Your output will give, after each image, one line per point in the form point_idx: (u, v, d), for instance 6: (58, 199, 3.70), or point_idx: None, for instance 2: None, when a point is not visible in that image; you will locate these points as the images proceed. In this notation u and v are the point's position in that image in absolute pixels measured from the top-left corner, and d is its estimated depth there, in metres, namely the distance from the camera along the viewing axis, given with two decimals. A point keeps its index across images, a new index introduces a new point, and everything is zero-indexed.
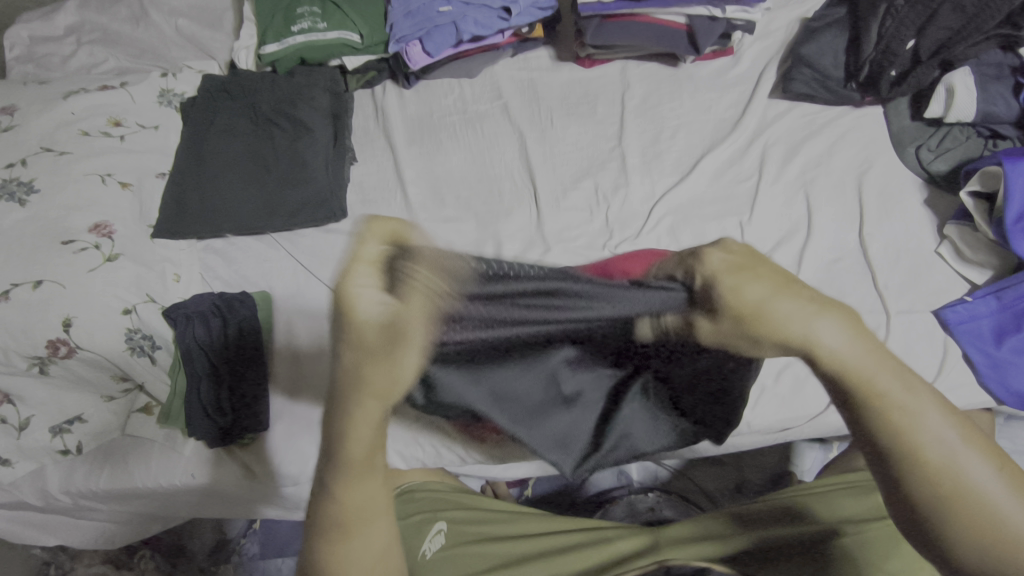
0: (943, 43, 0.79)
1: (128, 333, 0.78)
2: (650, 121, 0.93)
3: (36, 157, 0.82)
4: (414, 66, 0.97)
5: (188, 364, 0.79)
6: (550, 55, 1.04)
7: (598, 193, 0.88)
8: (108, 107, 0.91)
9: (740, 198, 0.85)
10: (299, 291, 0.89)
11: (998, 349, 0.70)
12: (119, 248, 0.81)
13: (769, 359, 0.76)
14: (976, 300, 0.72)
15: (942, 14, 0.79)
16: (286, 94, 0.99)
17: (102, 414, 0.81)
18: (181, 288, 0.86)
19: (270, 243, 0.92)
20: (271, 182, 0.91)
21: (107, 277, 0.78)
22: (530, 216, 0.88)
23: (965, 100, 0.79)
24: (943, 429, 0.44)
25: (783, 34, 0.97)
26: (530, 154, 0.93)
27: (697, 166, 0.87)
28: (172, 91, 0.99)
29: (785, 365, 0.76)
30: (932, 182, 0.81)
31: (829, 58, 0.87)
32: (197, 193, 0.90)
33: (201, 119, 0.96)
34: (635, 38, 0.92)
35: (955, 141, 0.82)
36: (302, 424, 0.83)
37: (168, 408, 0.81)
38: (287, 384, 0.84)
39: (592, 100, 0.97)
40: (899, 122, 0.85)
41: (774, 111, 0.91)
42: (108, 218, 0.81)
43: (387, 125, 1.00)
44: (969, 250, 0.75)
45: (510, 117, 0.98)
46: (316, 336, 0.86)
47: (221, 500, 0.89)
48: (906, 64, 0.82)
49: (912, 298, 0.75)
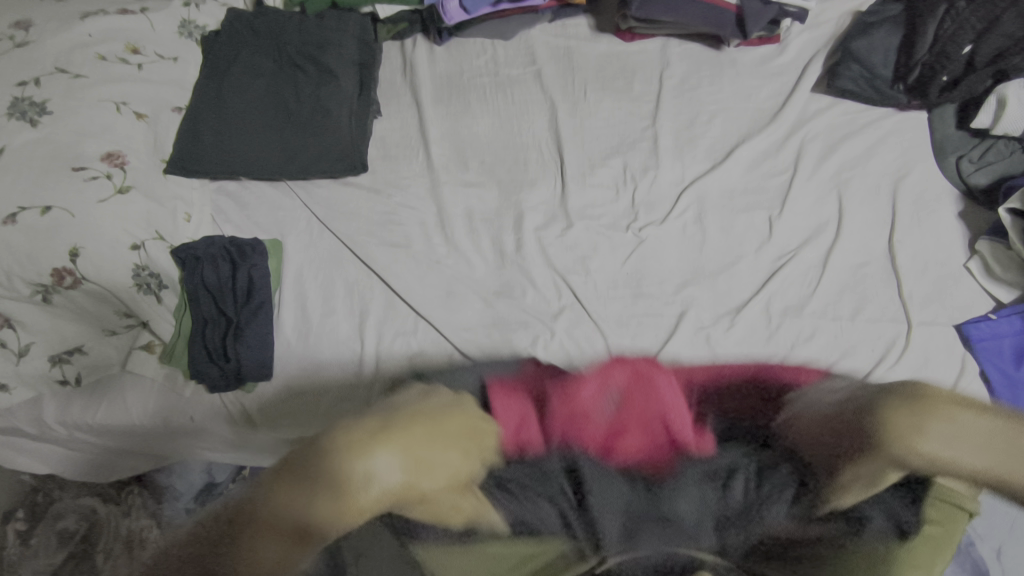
0: (1001, 52, 0.77)
1: (135, 269, 0.76)
2: (686, 104, 0.91)
3: (50, 78, 0.79)
4: (449, 22, 0.93)
5: (195, 305, 0.78)
6: (589, 25, 1.01)
7: (626, 172, 0.86)
8: (128, 33, 0.88)
9: (772, 191, 0.83)
10: (312, 242, 0.87)
11: (1016, 370, 0.70)
12: (131, 180, 0.78)
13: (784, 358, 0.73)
14: (1000, 318, 0.71)
15: (1004, 20, 0.77)
16: (313, 37, 0.95)
17: (104, 348, 0.80)
18: (192, 229, 0.83)
19: (286, 190, 0.90)
20: (292, 128, 0.89)
21: (118, 209, 0.76)
22: (554, 189, 0.86)
23: (1016, 112, 0.76)
24: (950, 438, 0.56)
25: (832, 26, 0.94)
26: (560, 125, 0.90)
27: (732, 155, 0.84)
28: (193, 23, 0.95)
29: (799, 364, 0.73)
30: (969, 195, 0.79)
31: (879, 55, 0.84)
32: (214, 131, 0.87)
33: (224, 56, 0.93)
34: (681, 15, 0.89)
35: (998, 155, 0.79)
36: (302, 377, 0.81)
37: (171, 348, 0.79)
38: (293, 335, 0.83)
39: (628, 76, 0.94)
40: (944, 131, 0.82)
41: (815, 106, 0.88)
42: (122, 148, 0.79)
43: (415, 80, 0.97)
44: (999, 267, 0.74)
45: (543, 85, 0.95)
46: (327, 291, 0.84)
47: (215, 445, 0.89)
48: (959, 70, 0.80)
49: (936, 310, 0.74)
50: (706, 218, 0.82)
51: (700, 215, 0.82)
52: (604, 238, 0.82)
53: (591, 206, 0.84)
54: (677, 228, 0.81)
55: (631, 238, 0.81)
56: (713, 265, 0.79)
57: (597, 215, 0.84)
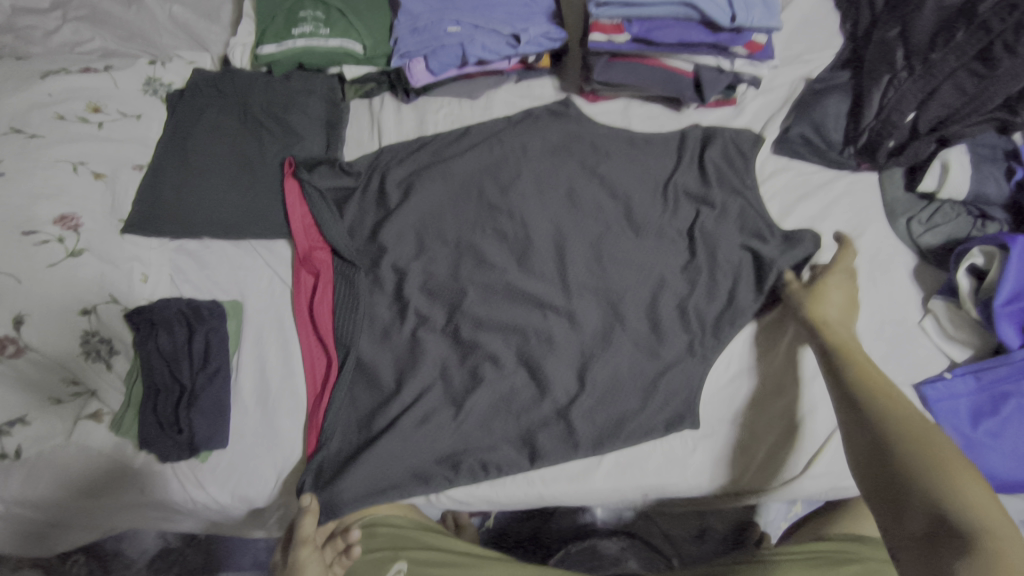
0: (941, 120, 0.81)
1: (84, 335, 0.75)
2: (715, 428, 0.78)
3: (4, 138, 0.79)
4: (415, 84, 0.92)
5: (147, 372, 0.77)
6: (554, 85, 0.99)
7: (654, 299, 0.82)
8: (90, 92, 0.89)
9: (740, 251, 0.83)
10: (274, 303, 0.86)
11: (974, 431, 0.70)
12: (85, 244, 0.78)
13: (739, 440, 0.77)
14: (955, 378, 0.73)
15: (943, 91, 0.80)
16: (278, 96, 0.93)
17: (48, 418, 0.74)
18: (148, 289, 0.83)
19: (248, 250, 0.89)
20: (257, 189, 0.89)
21: (68, 273, 0.75)
22: (507, 272, 0.83)
23: (959, 176, 0.79)
24: None
25: (786, 91, 0.94)
26: (525, 173, 0.89)
27: (699, 213, 0.85)
28: (159, 81, 0.97)
29: (752, 441, 0.77)
30: (921, 256, 0.82)
31: (831, 120, 0.87)
32: (176, 196, 0.87)
33: (188, 115, 0.91)
34: (641, 81, 0.87)
35: (946, 217, 0.81)
36: (263, 445, 0.79)
37: (120, 418, 0.77)
38: (254, 399, 0.81)
39: (584, 142, 0.91)
40: (893, 192, 0.85)
41: (770, 167, 0.90)
42: (77, 210, 0.79)
43: (382, 138, 0.96)
44: (953, 327, 0.76)
45: (523, 142, 0.91)
46: (287, 356, 0.83)
47: (164, 514, 0.85)
48: (904, 136, 0.83)
49: (895, 369, 0.75)
50: (677, 277, 0.83)
51: (662, 283, 0.82)
52: (583, 296, 0.82)
53: (537, 270, 0.83)
54: (648, 288, 0.82)
55: (604, 299, 0.82)
56: (674, 328, 0.80)
57: (553, 274, 0.83)
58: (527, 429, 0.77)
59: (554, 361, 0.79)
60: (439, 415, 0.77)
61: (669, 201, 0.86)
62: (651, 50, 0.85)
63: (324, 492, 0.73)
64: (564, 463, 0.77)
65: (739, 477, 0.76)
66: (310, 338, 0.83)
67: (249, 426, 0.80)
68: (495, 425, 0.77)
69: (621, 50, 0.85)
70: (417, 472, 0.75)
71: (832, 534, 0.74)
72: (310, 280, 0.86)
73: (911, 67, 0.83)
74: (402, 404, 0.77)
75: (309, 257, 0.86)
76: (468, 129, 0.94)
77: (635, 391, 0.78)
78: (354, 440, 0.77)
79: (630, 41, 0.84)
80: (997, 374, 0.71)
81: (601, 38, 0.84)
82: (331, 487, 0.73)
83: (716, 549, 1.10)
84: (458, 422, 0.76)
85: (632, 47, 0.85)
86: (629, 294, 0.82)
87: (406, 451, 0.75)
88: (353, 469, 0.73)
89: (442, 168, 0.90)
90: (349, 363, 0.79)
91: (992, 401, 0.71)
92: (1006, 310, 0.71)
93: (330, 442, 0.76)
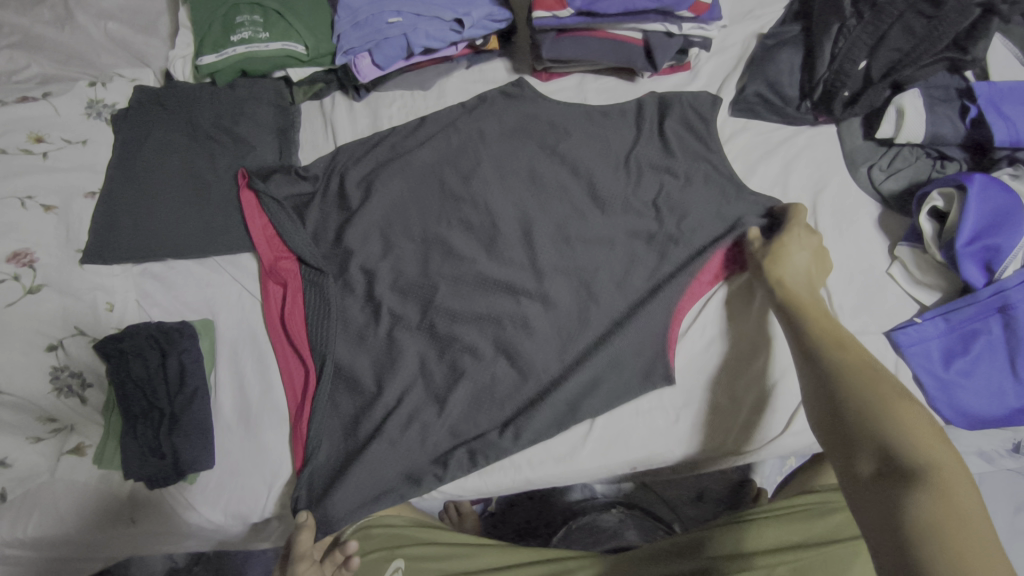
0: (893, 65, 0.81)
1: (54, 371, 0.74)
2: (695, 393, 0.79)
3: None
4: (364, 80, 0.90)
5: (123, 402, 0.75)
6: (506, 67, 0.98)
7: (626, 273, 0.82)
8: (29, 122, 0.87)
9: (707, 217, 0.83)
10: (245, 318, 0.86)
11: (947, 371, 0.72)
12: (42, 279, 0.76)
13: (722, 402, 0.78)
14: (925, 321, 0.73)
15: (891, 35, 0.81)
16: (226, 107, 0.92)
17: (28, 457, 0.73)
18: (116, 317, 0.81)
19: (213, 266, 0.88)
20: (216, 204, 0.87)
21: (29, 310, 0.74)
22: (476, 261, 0.83)
23: (915, 120, 0.79)
24: None
25: (739, 49, 0.93)
26: (484, 159, 0.88)
27: (663, 181, 0.85)
28: (101, 102, 0.93)
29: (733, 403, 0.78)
30: (884, 203, 0.82)
31: (786, 75, 0.87)
32: (132, 219, 0.85)
33: (134, 135, 0.89)
34: (591, 54, 0.86)
35: (905, 161, 0.83)
36: (251, 461, 0.79)
37: (101, 450, 0.76)
38: (236, 416, 0.81)
39: (541, 122, 0.90)
40: (852, 142, 0.85)
41: (730, 128, 0.89)
42: (30, 245, 0.77)
43: (336, 138, 0.95)
44: (920, 272, 0.76)
45: (480, 128, 0.90)
46: (264, 370, 0.83)
47: (161, 539, 0.84)
48: (858, 84, 0.83)
49: (867, 319, 0.76)
50: (646, 248, 0.83)
51: (631, 257, 0.82)
52: (554, 278, 0.81)
53: (506, 256, 0.83)
54: (619, 262, 0.82)
55: (576, 277, 0.82)
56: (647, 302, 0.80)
57: (523, 259, 0.83)
58: (512, 417, 0.77)
59: (532, 345, 0.79)
60: (424, 414, 0.77)
61: (631, 173, 0.85)
62: (597, 23, 0.84)
63: (318, 508, 0.72)
64: (549, 445, 0.78)
65: (724, 440, 0.77)
66: (286, 349, 0.82)
67: (234, 443, 0.80)
68: (479, 417, 0.77)
69: (567, 25, 0.84)
70: (405, 469, 0.75)
71: (816, 485, 0.76)
72: (278, 291, 0.85)
73: (859, 14, 0.83)
74: (385, 406, 0.77)
75: (275, 268, 0.85)
76: (423, 120, 0.92)
77: (615, 367, 0.78)
78: (340, 447, 0.77)
79: (574, 14, 0.83)
80: (966, 314, 0.72)
81: (545, 13, 0.83)
82: (325, 503, 0.73)
83: (715, 510, 1.12)
84: (442, 417, 0.76)
85: (577, 20, 0.84)
86: (600, 271, 0.82)
87: (394, 453, 0.75)
88: (343, 482, 0.73)
89: (401, 163, 0.88)
90: (327, 370, 0.79)
91: (962, 340, 0.72)
92: (969, 250, 0.71)
93: (318, 451, 0.76)
